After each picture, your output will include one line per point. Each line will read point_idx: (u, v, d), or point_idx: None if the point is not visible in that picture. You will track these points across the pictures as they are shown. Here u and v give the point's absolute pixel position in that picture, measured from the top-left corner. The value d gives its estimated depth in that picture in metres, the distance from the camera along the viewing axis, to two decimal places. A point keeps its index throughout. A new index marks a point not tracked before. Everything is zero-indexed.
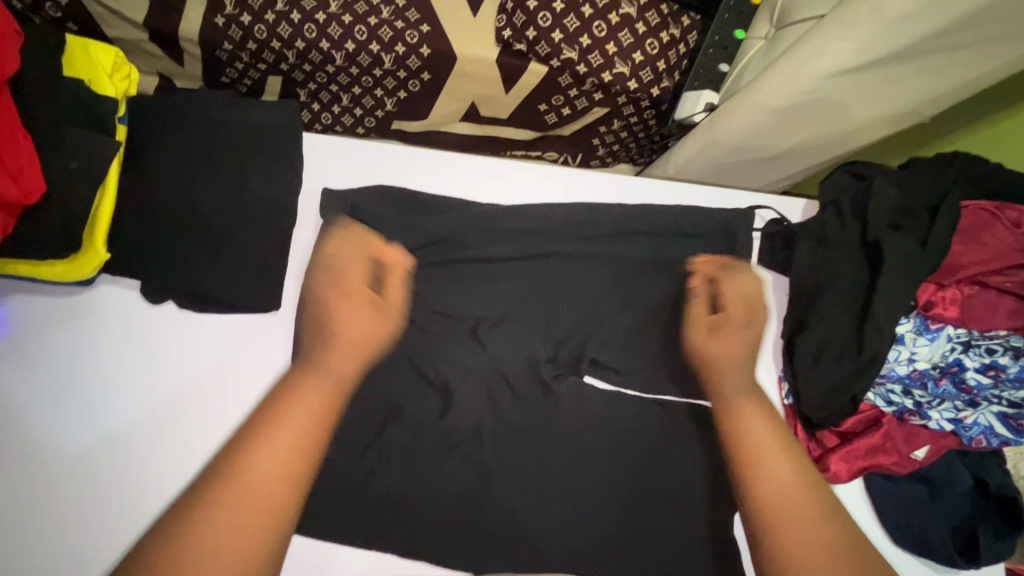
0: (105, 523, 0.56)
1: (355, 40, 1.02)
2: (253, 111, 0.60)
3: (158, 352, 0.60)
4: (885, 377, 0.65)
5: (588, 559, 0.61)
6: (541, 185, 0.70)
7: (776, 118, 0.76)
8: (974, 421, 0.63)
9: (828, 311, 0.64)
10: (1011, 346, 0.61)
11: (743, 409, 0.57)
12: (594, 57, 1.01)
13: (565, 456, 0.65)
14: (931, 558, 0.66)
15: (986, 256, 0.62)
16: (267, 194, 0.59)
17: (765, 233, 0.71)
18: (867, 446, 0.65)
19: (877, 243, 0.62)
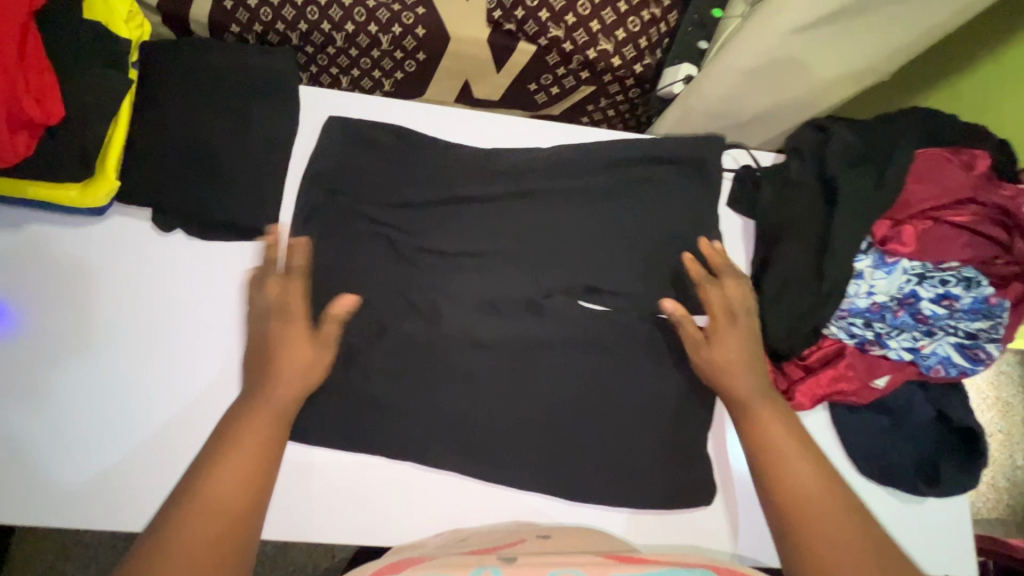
0: (122, 440, 0.62)
1: (355, 21, 1.08)
2: (257, 60, 0.67)
3: (166, 283, 0.65)
4: (847, 311, 0.68)
5: (569, 477, 0.64)
6: (525, 141, 0.73)
7: (747, 79, 0.81)
8: (932, 350, 0.67)
9: (789, 249, 0.68)
10: (963, 277, 0.65)
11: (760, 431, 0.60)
12: (579, 35, 1.07)
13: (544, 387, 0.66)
14: (896, 486, 0.69)
15: (939, 193, 0.66)
16: (268, 132, 0.66)
17: (736, 176, 0.75)
18: (830, 377, 0.68)
19: (833, 180, 0.67)
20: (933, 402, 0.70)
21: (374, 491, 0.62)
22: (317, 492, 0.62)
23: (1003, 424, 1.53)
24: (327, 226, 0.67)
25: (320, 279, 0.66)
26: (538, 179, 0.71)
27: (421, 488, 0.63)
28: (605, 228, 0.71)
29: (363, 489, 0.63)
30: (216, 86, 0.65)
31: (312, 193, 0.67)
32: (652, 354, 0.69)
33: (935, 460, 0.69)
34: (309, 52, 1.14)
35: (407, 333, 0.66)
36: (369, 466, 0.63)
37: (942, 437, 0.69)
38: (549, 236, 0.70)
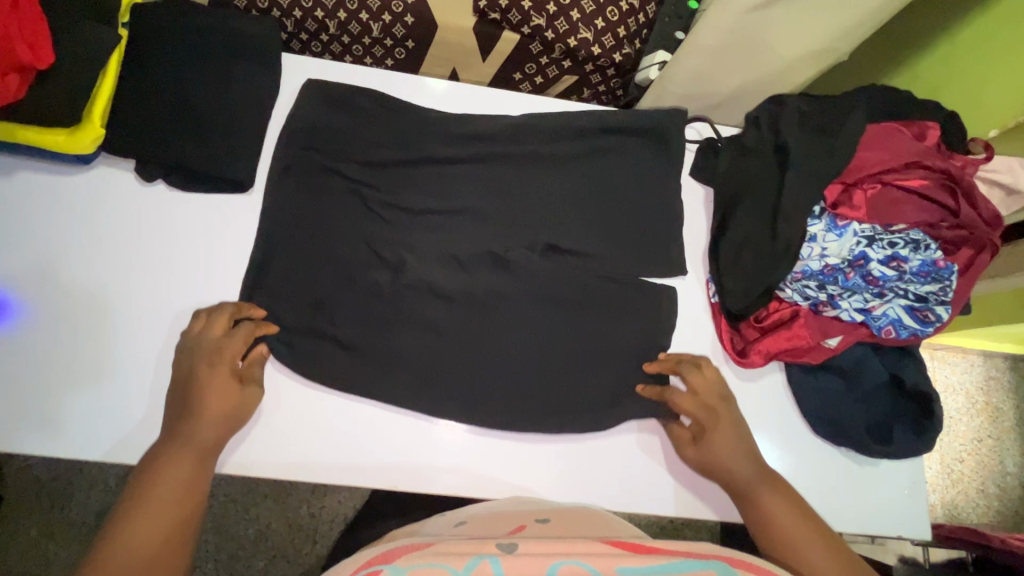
0: (95, 378, 0.64)
1: (346, 9, 1.13)
2: (240, 25, 0.71)
3: (145, 232, 0.68)
4: (801, 274, 0.70)
5: (526, 425, 0.67)
6: (500, 104, 0.77)
7: (713, 58, 0.84)
8: (882, 312, 0.69)
9: (744, 212, 0.72)
10: (911, 239, 0.67)
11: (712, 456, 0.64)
12: (560, 23, 1.11)
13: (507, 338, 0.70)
14: (849, 447, 0.71)
15: (888, 159, 0.68)
16: (247, 92, 0.70)
17: (701, 147, 0.77)
18: (785, 337, 0.70)
19: (785, 145, 0.69)
20: (888, 366, 0.71)
21: (343, 436, 0.65)
22: (288, 434, 0.64)
23: (992, 429, 1.53)
24: (303, 182, 0.70)
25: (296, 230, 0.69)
26: (506, 144, 0.74)
27: (398, 442, 0.66)
28: (569, 193, 0.75)
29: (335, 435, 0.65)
30: (202, 46, 0.69)
31: (293, 148, 0.70)
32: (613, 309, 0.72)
33: (888, 423, 0.71)
34: (302, 39, 1.20)
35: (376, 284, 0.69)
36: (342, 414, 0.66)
37: (897, 400, 0.72)
38: (515, 201, 0.73)
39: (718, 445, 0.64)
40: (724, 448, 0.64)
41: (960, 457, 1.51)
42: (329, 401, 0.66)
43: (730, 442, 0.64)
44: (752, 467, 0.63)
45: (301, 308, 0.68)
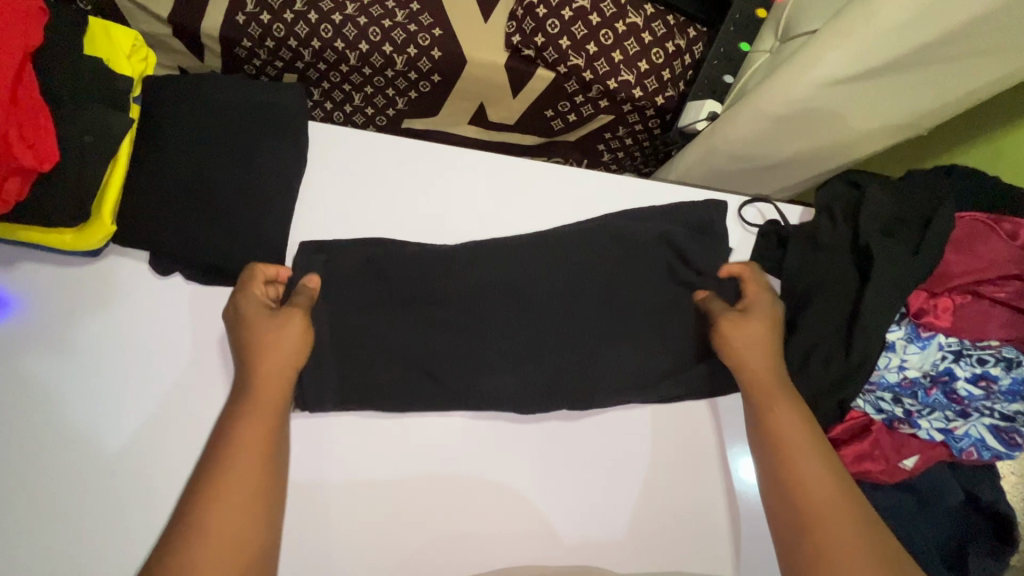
0: (104, 498, 0.58)
1: (369, 40, 1.06)
2: (270, 95, 0.66)
3: (157, 330, 0.63)
4: (875, 384, 0.64)
5: (575, 523, 0.65)
6: (545, 183, 0.73)
7: (777, 126, 0.77)
8: (965, 432, 0.62)
9: (815, 314, 0.66)
10: (1003, 357, 0.61)
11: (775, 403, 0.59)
12: (600, 64, 1.03)
13: (547, 423, 0.68)
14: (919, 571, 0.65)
15: (981, 267, 0.62)
16: (273, 170, 0.64)
17: (761, 232, 0.73)
18: (855, 453, 0.65)
19: (867, 248, 0.63)
20: (964, 483, 0.66)
21: (368, 539, 0.62)
22: (310, 533, 0.62)
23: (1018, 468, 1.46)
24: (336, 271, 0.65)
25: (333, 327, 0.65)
26: (546, 230, 0.70)
27: (421, 508, 0.63)
28: (620, 281, 0.69)
29: (356, 511, 0.63)
30: (228, 121, 0.64)
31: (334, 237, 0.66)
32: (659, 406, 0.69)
33: (962, 544, 0.65)
34: (320, 70, 1.12)
35: (425, 387, 0.66)
36: (370, 481, 0.64)
37: (970, 518, 0.66)
38: (556, 297, 0.69)
39: (783, 421, 0.57)
40: (788, 424, 0.57)
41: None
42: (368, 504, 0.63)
43: (795, 420, 0.57)
44: (807, 451, 0.55)
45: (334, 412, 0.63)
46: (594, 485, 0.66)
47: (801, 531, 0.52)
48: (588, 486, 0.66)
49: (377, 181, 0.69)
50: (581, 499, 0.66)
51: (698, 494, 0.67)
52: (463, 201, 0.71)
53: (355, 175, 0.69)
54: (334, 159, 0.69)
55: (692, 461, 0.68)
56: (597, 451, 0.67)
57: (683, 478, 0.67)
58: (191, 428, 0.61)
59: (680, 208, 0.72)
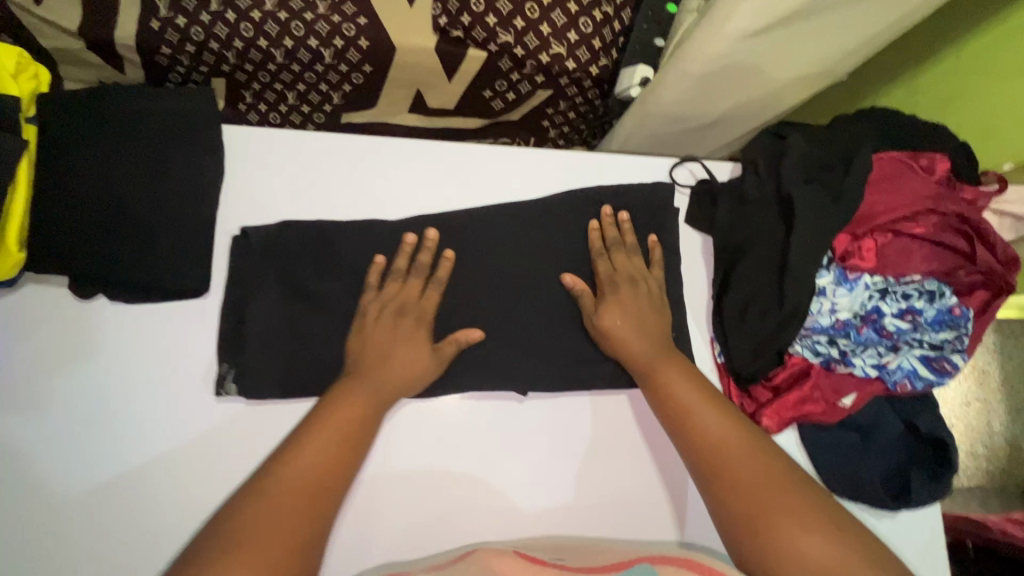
0: (48, 532, 0.57)
1: (293, 36, 1.03)
2: (178, 100, 0.65)
3: (85, 356, 0.61)
4: (810, 329, 0.66)
5: (540, 499, 0.64)
6: (473, 165, 0.72)
7: (702, 83, 0.77)
8: (898, 365, 0.65)
9: (748, 267, 0.67)
10: (926, 290, 0.63)
11: (666, 377, 0.63)
12: (529, 39, 1.03)
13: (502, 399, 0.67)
14: (868, 502, 0.67)
15: (899, 204, 0.64)
16: (189, 178, 0.63)
17: (694, 191, 0.73)
18: (797, 397, 0.66)
19: (789, 198, 0.64)
20: (903, 414, 0.68)
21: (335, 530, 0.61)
22: None
23: (980, 392, 1.55)
24: (258, 271, 0.64)
25: (263, 326, 0.63)
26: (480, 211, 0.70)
27: (409, 498, 0.63)
28: (559, 254, 0.70)
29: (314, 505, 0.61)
30: (139, 134, 0.63)
31: (265, 233, 0.64)
32: (612, 378, 0.67)
33: (905, 472, 0.67)
34: (247, 71, 1.09)
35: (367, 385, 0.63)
36: None
37: (912, 445, 0.68)
38: (498, 280, 0.68)
39: (676, 387, 0.63)
40: (682, 390, 0.62)
41: (949, 423, 1.53)
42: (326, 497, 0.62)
43: (684, 384, 0.63)
44: (700, 404, 0.61)
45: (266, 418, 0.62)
46: (546, 464, 0.65)
47: (748, 519, 0.55)
48: (540, 466, 0.65)
49: (302, 179, 0.68)
50: (534, 480, 0.65)
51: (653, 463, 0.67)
52: (396, 190, 0.70)
53: (277, 175, 0.67)
54: (254, 160, 0.67)
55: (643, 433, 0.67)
56: (547, 432, 0.66)
57: (636, 449, 0.67)
58: (135, 451, 0.59)
59: (610, 180, 0.74)
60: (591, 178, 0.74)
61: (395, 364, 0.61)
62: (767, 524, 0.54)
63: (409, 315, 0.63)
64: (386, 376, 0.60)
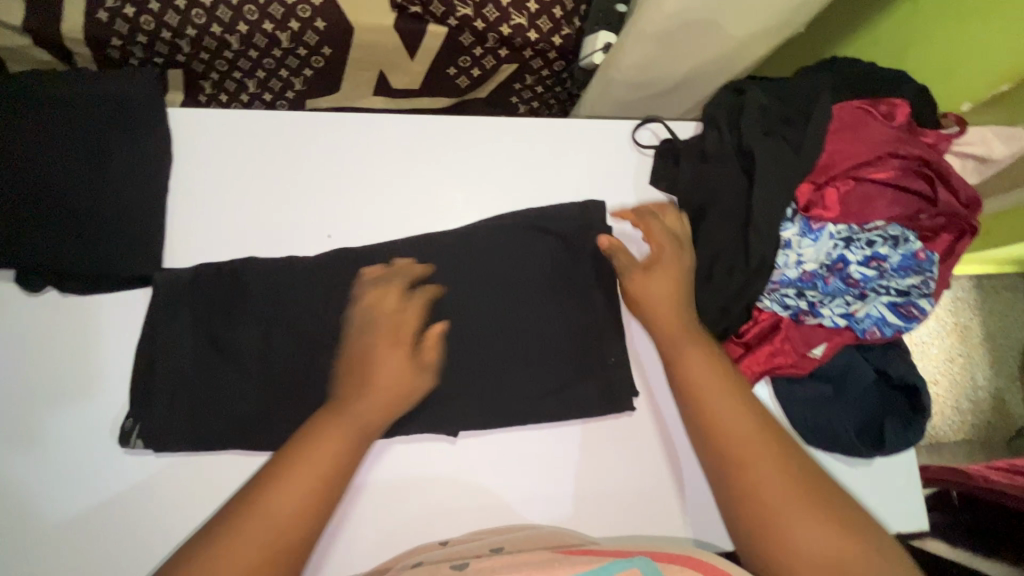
0: (12, 531, 0.56)
1: (246, 20, 1.01)
2: (121, 86, 0.63)
3: (40, 352, 0.60)
4: (778, 283, 0.66)
5: (517, 469, 0.64)
6: (431, 139, 0.70)
7: (661, 43, 0.76)
8: (866, 313, 0.65)
9: (713, 224, 0.66)
10: (890, 236, 0.63)
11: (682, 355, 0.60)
12: (489, 11, 1.01)
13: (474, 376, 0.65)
14: (843, 451, 0.67)
15: (859, 151, 0.63)
16: (138, 165, 0.62)
17: (656, 152, 0.72)
18: (767, 351, 0.67)
19: (749, 152, 0.64)
20: (875, 362, 0.68)
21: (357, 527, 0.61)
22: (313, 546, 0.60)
23: (962, 348, 1.57)
24: (169, 322, 0.60)
25: (178, 369, 0.60)
26: (442, 184, 0.69)
27: (413, 493, 0.62)
28: (525, 226, 0.69)
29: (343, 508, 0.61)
30: (82, 122, 0.61)
31: (175, 280, 0.61)
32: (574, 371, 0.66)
33: (880, 420, 0.68)
34: (203, 59, 1.06)
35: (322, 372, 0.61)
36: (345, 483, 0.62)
37: (885, 392, 0.68)
38: (461, 255, 0.67)
39: (693, 363, 0.60)
40: (698, 371, 0.59)
41: (934, 379, 1.55)
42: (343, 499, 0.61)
43: (708, 370, 0.59)
44: (720, 395, 0.57)
45: (226, 409, 0.59)
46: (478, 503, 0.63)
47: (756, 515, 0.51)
48: (476, 502, 0.63)
49: (255, 160, 0.66)
50: (468, 517, 0.62)
51: (601, 479, 0.65)
52: (355, 166, 0.68)
53: (229, 157, 0.66)
54: (204, 143, 0.65)
55: (584, 453, 0.65)
56: (482, 467, 0.64)
57: (581, 468, 0.65)
58: (97, 445, 0.58)
59: (571, 145, 0.73)
60: (552, 145, 0.73)
61: (381, 390, 0.55)
62: (773, 523, 0.50)
63: (388, 323, 0.58)
64: (359, 413, 0.55)
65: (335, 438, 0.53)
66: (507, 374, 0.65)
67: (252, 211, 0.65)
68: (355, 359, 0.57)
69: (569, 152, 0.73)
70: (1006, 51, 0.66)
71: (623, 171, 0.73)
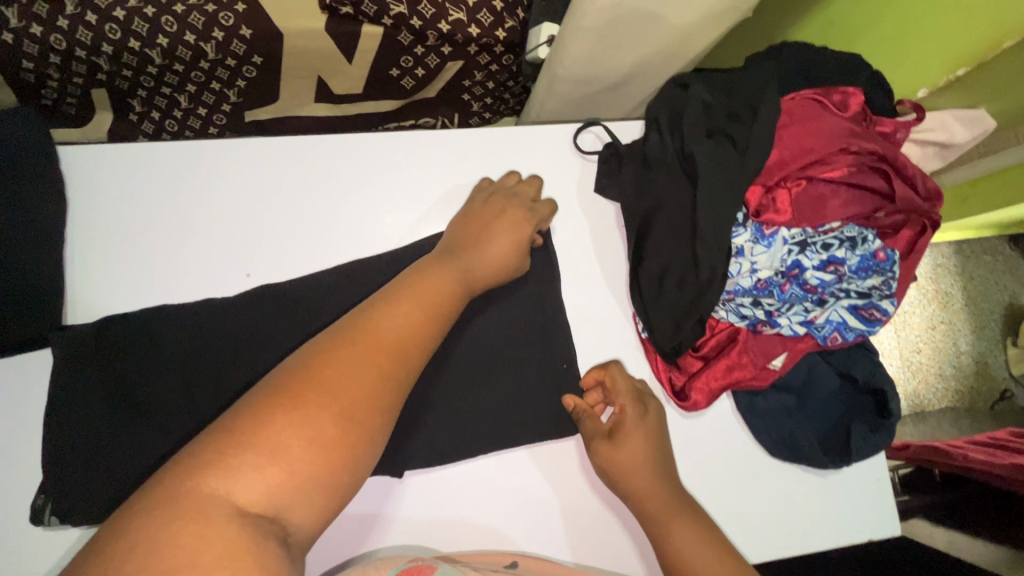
0: None
1: (166, 33, 0.93)
2: (3, 126, 0.58)
3: None
4: (733, 293, 0.62)
5: (467, 514, 0.59)
6: (354, 156, 0.65)
7: (599, 38, 0.71)
8: (826, 319, 0.61)
9: (661, 234, 0.62)
10: (846, 237, 0.59)
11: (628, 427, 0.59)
12: (425, 8, 0.95)
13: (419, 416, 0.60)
14: (808, 463, 0.65)
15: (809, 147, 0.59)
16: (28, 215, 0.57)
17: (599, 157, 0.68)
18: (724, 366, 0.63)
19: (692, 156, 0.60)
20: (840, 365, 0.65)
21: (376, 526, 0.58)
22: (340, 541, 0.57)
23: (944, 315, 1.55)
24: (71, 379, 0.55)
25: (86, 433, 0.54)
26: (372, 207, 0.65)
27: (429, 503, 0.59)
28: None
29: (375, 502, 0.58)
30: None
31: (74, 339, 0.55)
32: (518, 400, 0.63)
33: (847, 426, 0.65)
34: (126, 77, 0.99)
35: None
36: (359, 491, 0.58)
37: (851, 397, 0.66)
38: None
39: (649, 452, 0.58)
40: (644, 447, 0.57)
41: (917, 348, 1.54)
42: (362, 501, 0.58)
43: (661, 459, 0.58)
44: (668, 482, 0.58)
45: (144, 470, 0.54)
46: (456, 540, 0.59)
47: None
48: (461, 520, 0.59)
49: (162, 196, 0.61)
50: (458, 533, 0.59)
51: (574, 503, 0.61)
52: (276, 195, 0.63)
53: (132, 196, 0.60)
54: (101, 181, 0.60)
55: (543, 483, 0.61)
56: (440, 502, 0.59)
57: (548, 495, 0.61)
58: (6, 524, 0.53)
59: (511, 156, 0.68)
60: (490, 156, 0.67)
61: (489, 256, 0.57)
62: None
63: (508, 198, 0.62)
64: (467, 266, 0.55)
65: (440, 281, 0.50)
66: (455, 403, 0.61)
67: (164, 253, 0.60)
68: (459, 231, 0.59)
69: (509, 164, 0.68)
70: (962, 30, 0.62)
71: (567, 179, 0.68)
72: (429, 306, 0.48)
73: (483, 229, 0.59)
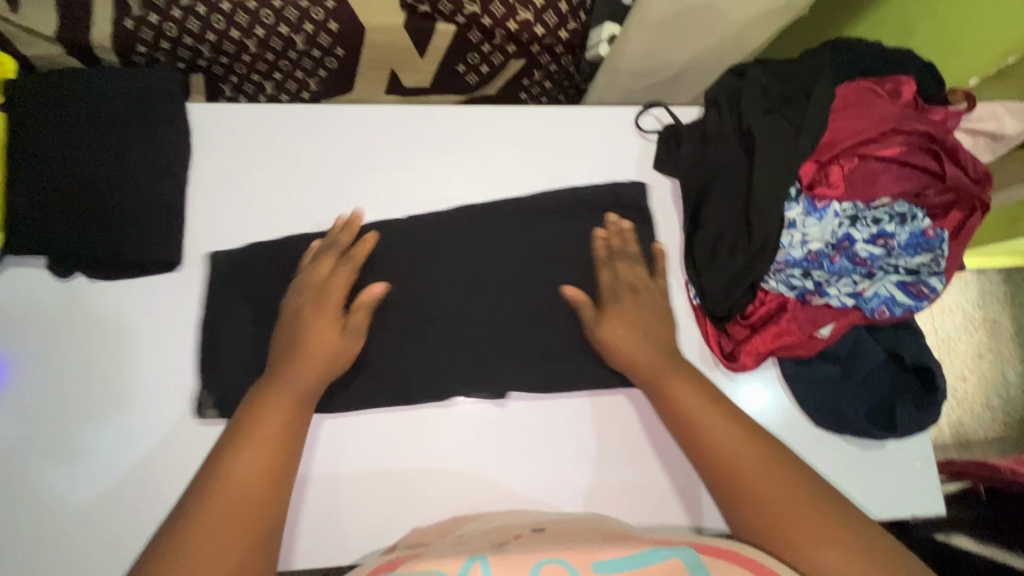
0: (42, 507, 0.59)
1: (263, 25, 1.04)
2: (144, 84, 0.67)
3: (67, 336, 0.63)
4: (784, 263, 0.65)
5: (520, 453, 0.64)
6: (436, 127, 0.72)
7: (664, 29, 0.77)
8: (874, 293, 0.64)
9: (715, 206, 0.67)
10: (896, 213, 0.63)
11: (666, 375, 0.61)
12: (496, 7, 1.04)
13: (479, 363, 0.66)
14: (847, 434, 0.67)
15: (862, 127, 0.63)
16: (160, 160, 0.66)
17: (659, 137, 0.73)
18: (773, 332, 0.66)
19: (750, 131, 0.65)
20: (886, 344, 0.67)
21: (427, 463, 0.63)
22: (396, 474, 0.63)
23: (992, 342, 1.52)
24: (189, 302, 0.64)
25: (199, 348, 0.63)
26: (449, 173, 0.71)
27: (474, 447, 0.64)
28: (529, 213, 0.71)
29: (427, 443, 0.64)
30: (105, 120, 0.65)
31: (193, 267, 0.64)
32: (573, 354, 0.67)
33: (891, 404, 0.67)
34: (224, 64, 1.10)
35: None
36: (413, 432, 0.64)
37: (896, 376, 0.67)
38: (467, 245, 0.69)
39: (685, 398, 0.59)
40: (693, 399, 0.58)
41: (962, 375, 1.50)
42: (419, 438, 0.64)
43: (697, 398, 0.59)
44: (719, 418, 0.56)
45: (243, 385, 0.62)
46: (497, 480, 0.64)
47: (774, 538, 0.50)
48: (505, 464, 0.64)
49: (268, 151, 0.69)
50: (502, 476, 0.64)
51: (591, 446, 0.65)
52: (364, 156, 0.70)
53: (242, 150, 0.69)
54: (218, 136, 0.69)
55: (585, 435, 0.66)
56: (488, 445, 0.65)
57: (580, 442, 0.65)
58: (123, 421, 0.61)
59: (576, 133, 0.74)
60: (557, 132, 0.74)
61: (314, 360, 0.59)
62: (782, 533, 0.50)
63: (314, 296, 0.61)
64: (299, 381, 0.58)
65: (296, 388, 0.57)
66: (514, 353, 0.66)
67: (266, 201, 0.68)
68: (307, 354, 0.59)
69: (573, 139, 0.74)
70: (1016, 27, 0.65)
71: (627, 156, 0.74)
72: (288, 411, 0.56)
73: (301, 322, 0.60)
